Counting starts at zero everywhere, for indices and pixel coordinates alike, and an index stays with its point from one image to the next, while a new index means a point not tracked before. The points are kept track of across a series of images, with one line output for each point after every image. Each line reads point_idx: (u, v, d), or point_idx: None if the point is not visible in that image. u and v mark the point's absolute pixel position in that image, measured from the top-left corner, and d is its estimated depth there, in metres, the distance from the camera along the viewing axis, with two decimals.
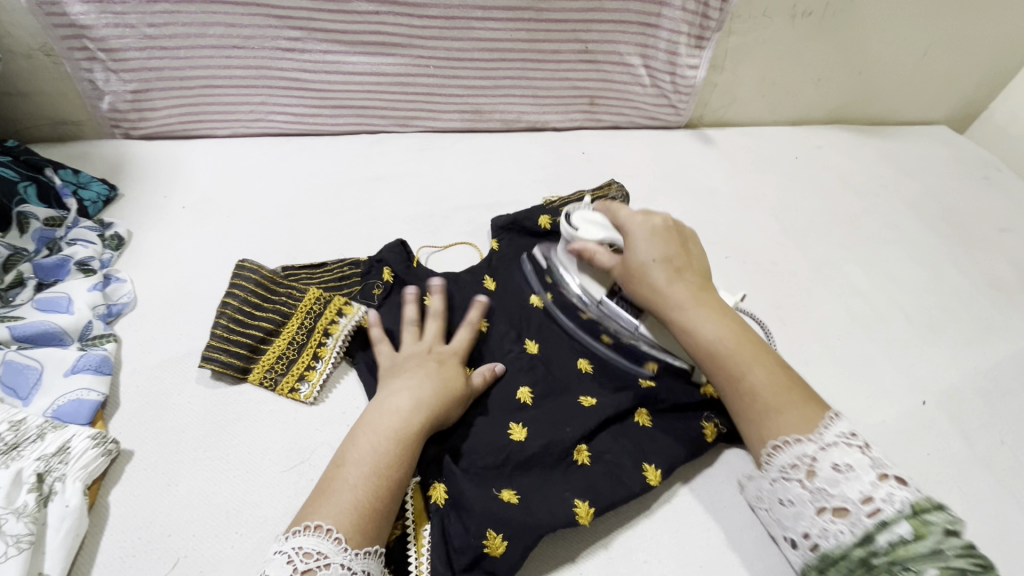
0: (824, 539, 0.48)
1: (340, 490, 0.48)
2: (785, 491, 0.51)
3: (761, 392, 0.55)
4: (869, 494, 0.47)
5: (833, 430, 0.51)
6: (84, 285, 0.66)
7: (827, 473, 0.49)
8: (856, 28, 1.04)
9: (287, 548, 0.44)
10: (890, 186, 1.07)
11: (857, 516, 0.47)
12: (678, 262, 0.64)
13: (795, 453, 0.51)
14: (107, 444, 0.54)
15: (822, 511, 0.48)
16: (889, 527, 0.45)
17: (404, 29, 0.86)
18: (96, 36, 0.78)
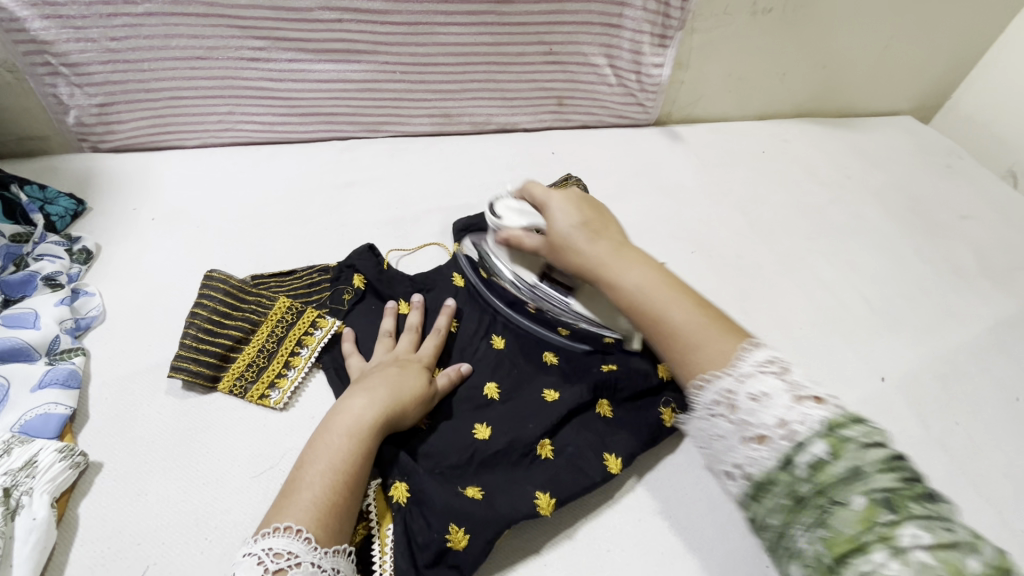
0: (753, 467, 0.46)
1: (300, 492, 0.49)
2: (715, 426, 0.50)
3: (675, 333, 0.56)
4: (786, 417, 0.45)
5: (752, 358, 0.50)
6: (50, 299, 0.67)
7: (745, 403, 0.48)
8: (817, 24, 1.05)
9: (258, 550, 0.45)
10: (855, 177, 1.09)
11: (774, 441, 0.45)
12: (595, 226, 0.67)
13: (716, 390, 0.50)
14: (75, 457, 0.54)
15: (748, 440, 0.47)
16: (806, 447, 0.44)
17: (369, 36, 0.87)
18: (58, 51, 0.78)
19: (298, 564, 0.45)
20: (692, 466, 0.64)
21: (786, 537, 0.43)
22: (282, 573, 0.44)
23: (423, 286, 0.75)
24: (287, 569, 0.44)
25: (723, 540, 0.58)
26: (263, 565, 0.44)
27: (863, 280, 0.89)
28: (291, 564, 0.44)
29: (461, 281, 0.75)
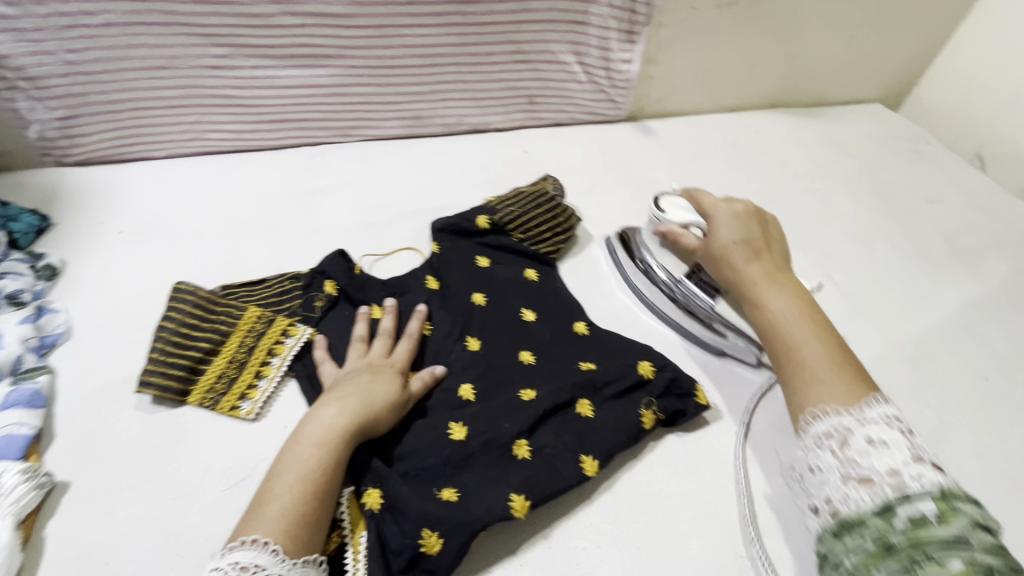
0: (845, 505, 0.50)
1: (269, 504, 0.49)
2: (816, 460, 0.54)
3: (818, 363, 0.59)
4: (898, 470, 0.49)
5: (877, 409, 0.54)
6: (13, 318, 0.66)
7: (860, 446, 0.52)
8: (783, 15, 1.07)
9: (224, 564, 0.45)
10: (826, 165, 1.10)
11: (880, 487, 0.48)
12: (756, 244, 0.73)
13: (832, 423, 0.54)
14: (39, 478, 0.54)
15: (847, 478, 0.50)
16: (911, 501, 0.47)
17: (334, 40, 0.86)
18: (15, 65, 0.77)
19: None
20: (668, 460, 0.64)
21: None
22: None
23: (398, 291, 0.74)
24: None
25: (699, 532, 0.59)
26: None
27: (835, 267, 0.90)
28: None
29: (435, 284, 0.75)
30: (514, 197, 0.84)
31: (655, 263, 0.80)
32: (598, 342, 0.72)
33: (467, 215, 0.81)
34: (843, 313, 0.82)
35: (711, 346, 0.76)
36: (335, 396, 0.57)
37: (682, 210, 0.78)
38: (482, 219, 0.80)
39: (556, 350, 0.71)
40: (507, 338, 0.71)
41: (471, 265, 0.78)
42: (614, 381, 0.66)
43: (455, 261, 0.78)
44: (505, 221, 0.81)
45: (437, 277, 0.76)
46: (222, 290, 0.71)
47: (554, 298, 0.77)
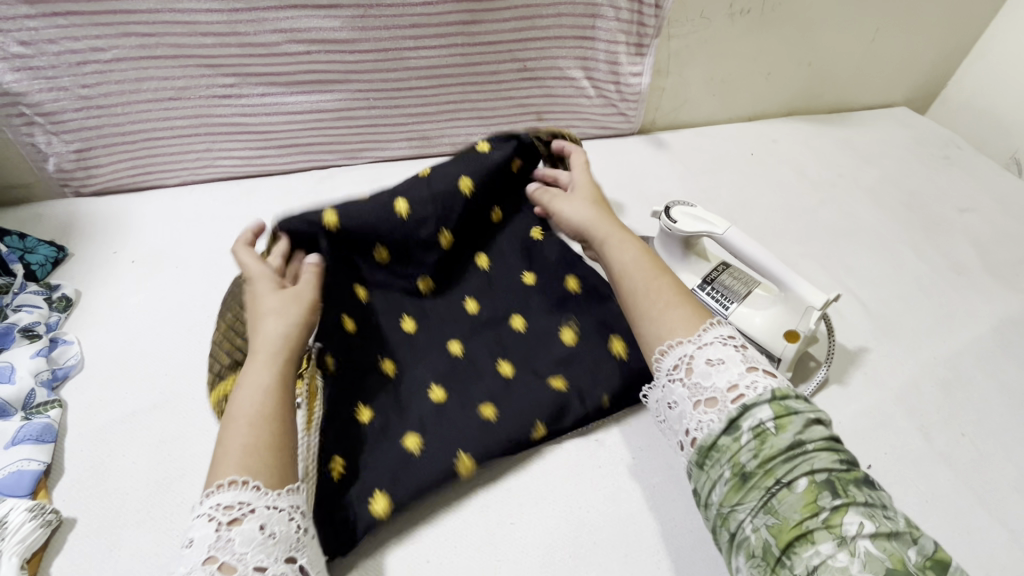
0: (700, 432, 0.50)
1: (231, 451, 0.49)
2: (670, 394, 0.53)
3: (660, 304, 0.59)
4: (736, 383, 0.50)
5: (713, 331, 0.55)
6: (27, 351, 0.67)
7: (701, 368, 0.52)
8: (799, 21, 1.03)
9: (206, 509, 0.46)
10: (848, 174, 1.06)
11: (723, 404, 0.50)
12: (596, 196, 0.76)
13: (677, 354, 0.54)
14: (46, 515, 0.54)
15: (698, 404, 0.51)
16: (751, 411, 0.48)
17: (338, 65, 0.87)
18: (32, 102, 0.79)
19: (253, 510, 0.46)
20: (681, 496, 0.62)
21: (731, 513, 0.46)
22: (236, 524, 0.45)
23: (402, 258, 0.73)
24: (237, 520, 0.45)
25: (713, 574, 0.57)
26: (215, 520, 0.45)
27: (860, 284, 0.85)
28: (244, 512, 0.45)
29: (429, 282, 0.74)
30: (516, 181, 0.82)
31: None
32: (577, 349, 0.71)
33: (482, 169, 0.77)
34: (869, 333, 0.78)
35: None
36: (259, 344, 0.57)
37: (694, 218, 0.73)
38: (495, 212, 0.80)
39: (533, 360, 0.70)
40: (488, 344, 0.70)
41: (470, 258, 0.77)
42: (580, 402, 0.66)
43: (461, 244, 0.77)
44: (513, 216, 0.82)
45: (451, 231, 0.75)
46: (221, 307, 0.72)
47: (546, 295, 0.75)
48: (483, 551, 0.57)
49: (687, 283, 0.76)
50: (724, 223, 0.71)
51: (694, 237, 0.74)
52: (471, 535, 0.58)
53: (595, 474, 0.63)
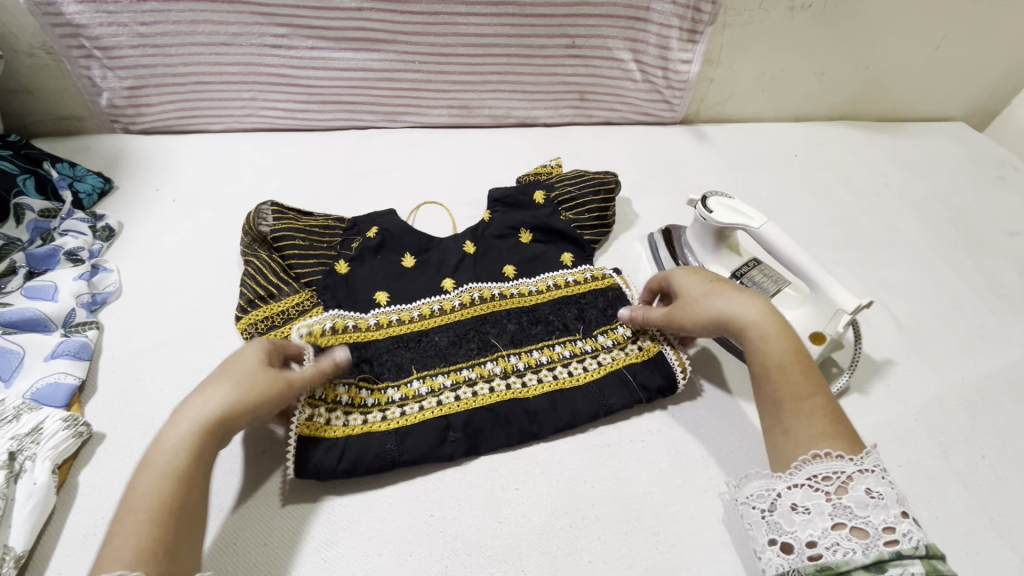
0: (832, 553, 0.44)
1: (129, 509, 0.43)
2: (804, 498, 0.47)
3: (812, 424, 0.52)
4: (893, 526, 0.44)
5: (874, 457, 0.49)
6: (70, 274, 0.70)
7: (858, 494, 0.46)
8: (863, 21, 0.99)
9: None
10: (894, 185, 1.03)
11: (874, 540, 0.44)
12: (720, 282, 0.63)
13: (831, 465, 0.48)
14: (78, 426, 0.57)
15: (839, 526, 0.45)
16: (904, 561, 0.42)
17: (388, 25, 0.87)
18: (91, 34, 0.82)
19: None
20: (687, 480, 0.61)
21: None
22: None
23: (431, 264, 0.77)
24: None
25: (714, 561, 0.55)
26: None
27: (894, 297, 0.83)
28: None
29: (450, 284, 0.74)
30: (551, 204, 0.83)
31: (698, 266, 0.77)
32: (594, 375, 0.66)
33: (524, 188, 0.85)
34: (896, 346, 0.76)
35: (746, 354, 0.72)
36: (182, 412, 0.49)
37: (730, 209, 0.71)
38: (524, 231, 0.82)
39: (559, 398, 0.64)
40: (512, 373, 0.65)
41: (499, 265, 0.77)
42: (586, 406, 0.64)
43: (486, 255, 0.79)
44: (547, 237, 0.82)
45: (475, 243, 0.80)
46: (250, 257, 0.74)
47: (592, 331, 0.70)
48: (484, 511, 0.57)
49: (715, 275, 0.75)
50: (761, 217, 0.69)
51: (729, 229, 0.73)
52: (475, 497, 0.58)
53: (603, 452, 0.62)
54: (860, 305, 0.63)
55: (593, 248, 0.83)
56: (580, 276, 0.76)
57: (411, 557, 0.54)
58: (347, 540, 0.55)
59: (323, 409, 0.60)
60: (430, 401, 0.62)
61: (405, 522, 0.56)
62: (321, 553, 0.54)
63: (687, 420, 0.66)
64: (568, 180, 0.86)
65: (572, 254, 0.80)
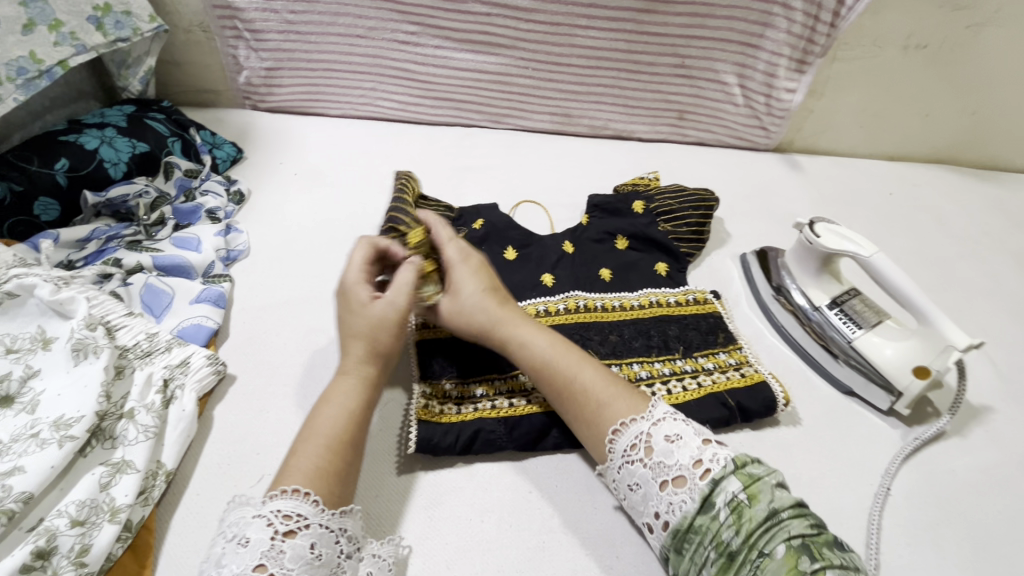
0: (672, 515, 0.48)
1: (309, 439, 0.50)
2: (632, 476, 0.51)
3: (591, 391, 0.56)
4: (698, 457, 0.49)
5: (661, 406, 0.54)
6: (210, 229, 0.76)
7: (662, 446, 0.50)
8: (977, 66, 0.98)
9: (264, 512, 0.44)
10: (994, 234, 1.00)
11: (693, 482, 0.48)
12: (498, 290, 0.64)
13: (632, 434, 0.52)
14: (218, 365, 0.62)
15: (665, 485, 0.49)
16: (721, 486, 0.47)
17: (511, 31, 0.92)
18: (245, 18, 0.90)
19: (307, 525, 0.45)
20: None
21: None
22: (292, 535, 0.44)
23: (531, 259, 0.80)
24: (296, 530, 0.44)
25: None
26: (271, 527, 0.44)
27: (993, 344, 0.82)
28: (300, 526, 0.44)
29: (550, 280, 0.78)
30: (650, 214, 0.86)
31: (796, 291, 0.77)
32: (694, 392, 0.68)
33: (624, 198, 0.88)
34: (996, 394, 0.75)
35: (839, 384, 0.72)
36: (348, 361, 0.55)
37: (838, 235, 0.72)
38: (621, 238, 0.84)
39: None
40: None
41: (596, 267, 0.81)
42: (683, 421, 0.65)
43: (585, 257, 0.82)
44: (643, 245, 0.84)
45: (573, 244, 0.83)
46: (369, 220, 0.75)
47: (694, 354, 0.72)
48: (581, 496, 0.59)
49: (814, 299, 0.75)
50: (873, 246, 0.69)
51: (835, 255, 0.73)
52: (572, 482, 0.60)
53: None
54: (972, 343, 0.63)
55: (687, 260, 0.85)
56: (682, 298, 0.78)
57: (512, 527, 0.56)
58: (453, 506, 0.58)
59: (435, 401, 0.63)
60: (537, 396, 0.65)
61: (506, 495, 0.59)
62: (428, 514, 0.57)
63: (778, 439, 0.67)
64: (667, 193, 0.88)
65: (666, 264, 0.83)
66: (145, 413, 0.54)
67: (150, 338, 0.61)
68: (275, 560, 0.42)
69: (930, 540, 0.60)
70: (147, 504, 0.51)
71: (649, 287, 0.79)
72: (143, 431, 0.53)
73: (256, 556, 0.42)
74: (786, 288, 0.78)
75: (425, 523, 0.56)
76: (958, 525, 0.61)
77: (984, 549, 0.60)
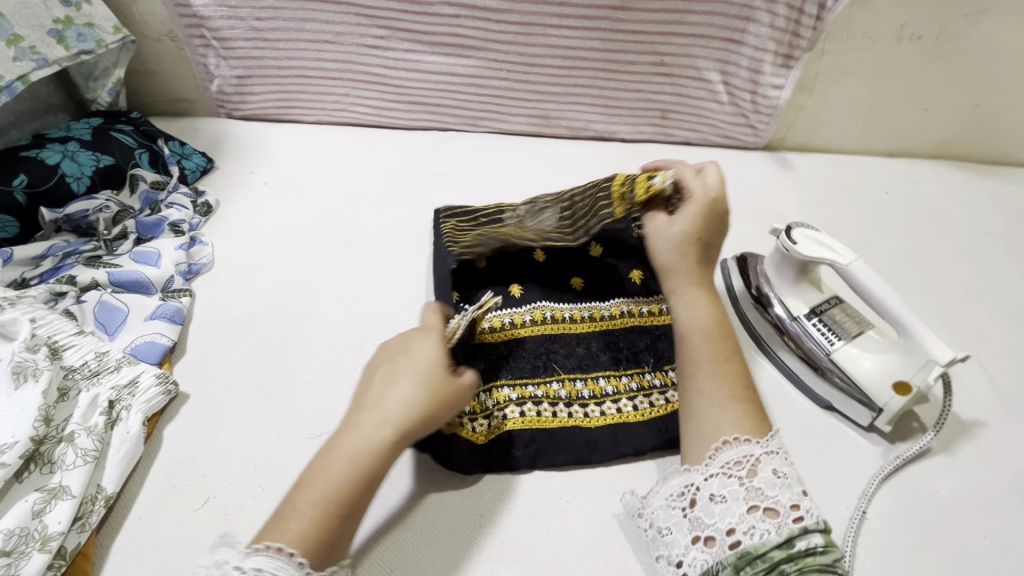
0: (748, 537, 0.47)
1: (309, 487, 0.47)
2: (722, 487, 0.50)
3: (716, 389, 0.56)
4: (798, 503, 0.48)
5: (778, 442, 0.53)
6: (172, 243, 0.76)
7: (768, 475, 0.50)
8: (979, 57, 0.93)
9: (245, 568, 0.41)
10: (996, 233, 0.95)
11: (784, 519, 0.47)
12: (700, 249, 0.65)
13: (742, 451, 0.51)
14: (168, 385, 0.61)
15: (754, 509, 0.48)
16: (808, 533, 0.46)
17: (482, 33, 0.89)
18: (212, 26, 0.89)
19: None
20: None
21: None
22: None
23: (499, 270, 0.78)
24: None
25: None
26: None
27: (989, 353, 0.77)
28: None
29: (518, 291, 0.75)
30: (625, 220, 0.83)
31: (773, 299, 0.73)
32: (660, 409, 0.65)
33: None
34: (989, 408, 0.70)
35: (817, 398, 0.69)
36: (379, 407, 0.51)
37: (815, 242, 0.68)
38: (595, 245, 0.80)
39: (621, 429, 0.63)
40: (575, 398, 0.66)
41: (567, 276, 0.78)
42: (646, 439, 0.63)
43: (556, 265, 0.79)
44: (619, 251, 0.80)
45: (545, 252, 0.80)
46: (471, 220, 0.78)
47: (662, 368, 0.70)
48: (534, 520, 0.57)
49: (792, 309, 0.71)
50: (852, 254, 0.65)
51: (813, 263, 0.69)
52: (525, 505, 0.58)
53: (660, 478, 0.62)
54: (956, 357, 0.59)
55: None
56: (655, 308, 0.75)
57: (460, 554, 0.54)
58: (401, 530, 0.56)
59: None
60: (496, 415, 0.63)
61: (457, 519, 0.57)
62: (373, 533, 0.55)
63: None
64: None
65: (641, 271, 0.78)
66: (85, 435, 0.54)
67: (100, 357, 0.61)
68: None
69: (907, 569, 0.56)
70: (84, 530, 0.50)
71: (621, 296, 0.76)
72: (81, 456, 0.53)
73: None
74: (764, 295, 0.74)
75: (365, 540, 0.55)
76: (939, 552, 0.57)
77: None
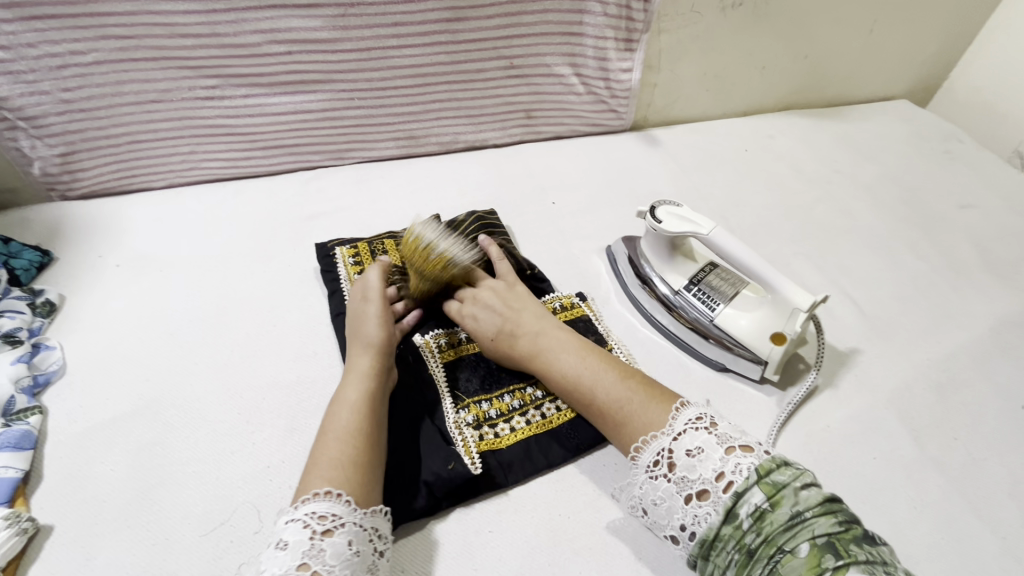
0: (698, 526, 0.49)
1: (322, 450, 0.54)
2: (655, 490, 0.53)
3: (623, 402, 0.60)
4: (721, 469, 0.50)
5: (683, 417, 0.55)
6: (8, 358, 0.67)
7: (684, 461, 0.52)
8: (795, 14, 1.01)
9: (300, 515, 0.48)
10: (845, 170, 1.04)
11: (716, 495, 0.49)
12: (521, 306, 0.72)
13: (654, 451, 0.54)
14: (22, 523, 0.54)
15: (689, 498, 0.50)
16: (745, 497, 0.47)
17: (321, 65, 0.86)
18: (13, 106, 0.79)
19: (343, 524, 0.48)
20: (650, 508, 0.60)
21: None
22: (330, 534, 0.47)
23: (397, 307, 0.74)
24: (333, 528, 0.48)
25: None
26: (310, 529, 0.47)
27: (854, 283, 0.84)
28: (337, 525, 0.48)
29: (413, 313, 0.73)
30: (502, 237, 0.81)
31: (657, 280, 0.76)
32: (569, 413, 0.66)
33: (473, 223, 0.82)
34: (861, 334, 0.76)
35: (712, 363, 0.71)
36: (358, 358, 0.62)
37: (678, 219, 0.71)
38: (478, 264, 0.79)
39: (534, 444, 0.63)
40: (484, 421, 0.64)
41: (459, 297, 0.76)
42: (558, 450, 0.63)
43: None
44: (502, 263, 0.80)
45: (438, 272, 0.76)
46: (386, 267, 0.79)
47: None
48: (459, 561, 0.55)
49: (674, 284, 0.74)
50: (711, 223, 0.68)
51: (680, 237, 0.72)
52: (448, 547, 0.56)
53: (578, 480, 0.62)
54: (818, 300, 0.63)
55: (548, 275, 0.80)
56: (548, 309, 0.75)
57: None
58: None
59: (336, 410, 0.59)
60: (409, 462, 0.60)
61: None
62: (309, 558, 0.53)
63: None
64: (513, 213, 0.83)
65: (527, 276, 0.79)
66: None
67: None
68: (316, 559, 0.46)
69: None
70: None
71: None
72: None
73: (297, 556, 0.45)
74: (648, 277, 0.77)
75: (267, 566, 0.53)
76: (839, 484, 0.61)
77: (866, 502, 0.60)
